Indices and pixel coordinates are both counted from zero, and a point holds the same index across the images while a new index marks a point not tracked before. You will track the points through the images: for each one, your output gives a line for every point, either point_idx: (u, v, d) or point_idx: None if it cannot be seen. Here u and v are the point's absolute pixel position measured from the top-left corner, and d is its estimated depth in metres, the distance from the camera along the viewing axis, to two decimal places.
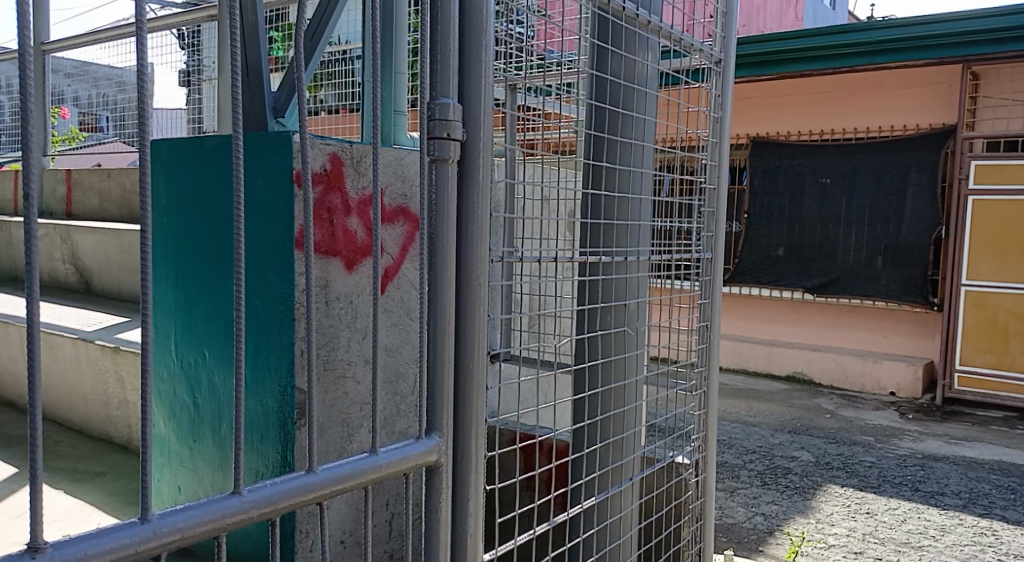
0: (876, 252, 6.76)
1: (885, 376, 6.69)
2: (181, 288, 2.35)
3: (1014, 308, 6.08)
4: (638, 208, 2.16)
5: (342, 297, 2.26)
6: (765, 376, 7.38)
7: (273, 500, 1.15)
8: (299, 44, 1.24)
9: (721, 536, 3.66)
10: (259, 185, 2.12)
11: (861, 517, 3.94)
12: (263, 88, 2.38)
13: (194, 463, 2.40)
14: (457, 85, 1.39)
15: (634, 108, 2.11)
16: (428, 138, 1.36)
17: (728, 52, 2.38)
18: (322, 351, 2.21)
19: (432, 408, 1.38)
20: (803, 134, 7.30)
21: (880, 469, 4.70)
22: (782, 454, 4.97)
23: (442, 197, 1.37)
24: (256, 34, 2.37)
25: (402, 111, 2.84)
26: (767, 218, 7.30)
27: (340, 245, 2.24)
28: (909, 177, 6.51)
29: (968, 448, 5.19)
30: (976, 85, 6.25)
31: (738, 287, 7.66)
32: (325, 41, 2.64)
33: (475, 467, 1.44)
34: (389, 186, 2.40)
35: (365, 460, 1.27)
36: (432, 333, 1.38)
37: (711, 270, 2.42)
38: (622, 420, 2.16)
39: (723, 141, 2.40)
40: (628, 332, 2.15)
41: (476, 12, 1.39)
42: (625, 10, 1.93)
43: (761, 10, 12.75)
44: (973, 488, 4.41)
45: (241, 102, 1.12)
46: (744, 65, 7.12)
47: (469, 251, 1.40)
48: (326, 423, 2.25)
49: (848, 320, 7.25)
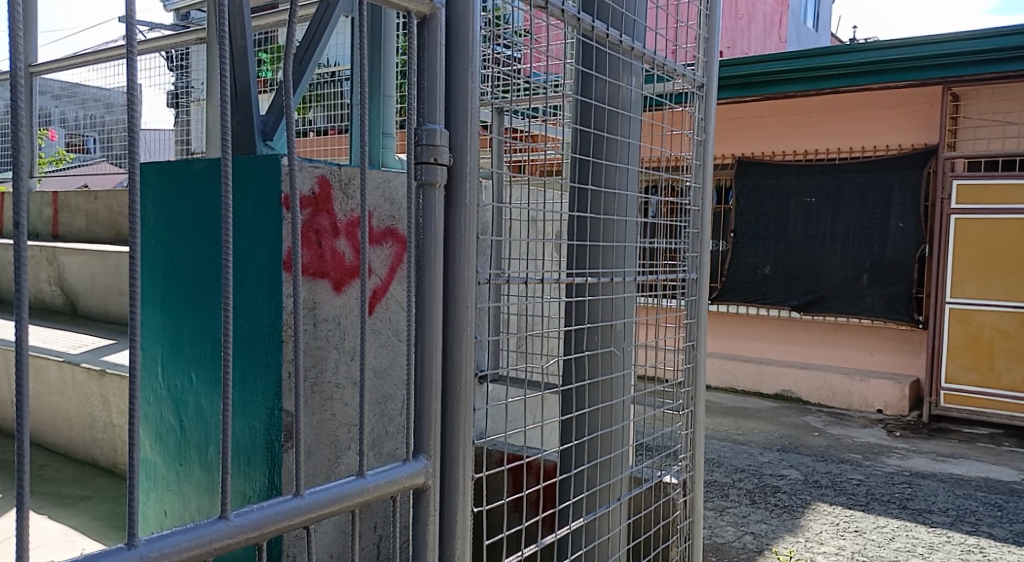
0: (861, 270, 6.81)
1: (872, 394, 6.72)
2: (167, 312, 2.35)
3: (998, 325, 6.12)
4: (624, 228, 2.18)
5: (330, 319, 2.26)
6: (753, 394, 7.41)
7: (260, 524, 1.15)
8: (289, 67, 1.25)
9: (710, 555, 3.66)
10: (248, 209, 2.13)
11: (850, 536, 3.94)
12: (252, 111, 2.39)
13: (180, 487, 2.38)
14: (444, 110, 1.40)
15: (618, 131, 2.15)
16: (416, 163, 1.37)
17: (710, 76, 2.41)
18: (309, 372, 2.21)
19: (420, 430, 1.39)
20: (788, 154, 7.37)
21: (868, 487, 4.71)
22: (770, 472, 4.98)
23: (429, 221, 1.38)
24: (245, 58, 2.40)
25: (391, 133, 2.86)
26: (753, 237, 7.36)
27: (329, 267, 2.25)
28: (892, 197, 6.58)
29: (955, 465, 5.21)
30: (956, 106, 6.33)
31: (725, 305, 7.70)
32: (315, 63, 2.65)
33: (462, 488, 1.44)
34: (377, 208, 2.42)
35: (351, 483, 1.27)
36: (420, 356, 1.39)
37: (697, 290, 2.44)
38: (611, 440, 2.17)
39: (707, 163, 2.42)
40: (615, 352, 2.18)
41: (461, 39, 1.40)
42: (608, 36, 1.96)
43: (744, 33, 12.93)
44: (960, 505, 4.42)
45: (229, 127, 1.13)
46: (729, 87, 7.19)
47: (456, 273, 1.41)
48: (313, 446, 2.25)
49: (835, 338, 7.29)
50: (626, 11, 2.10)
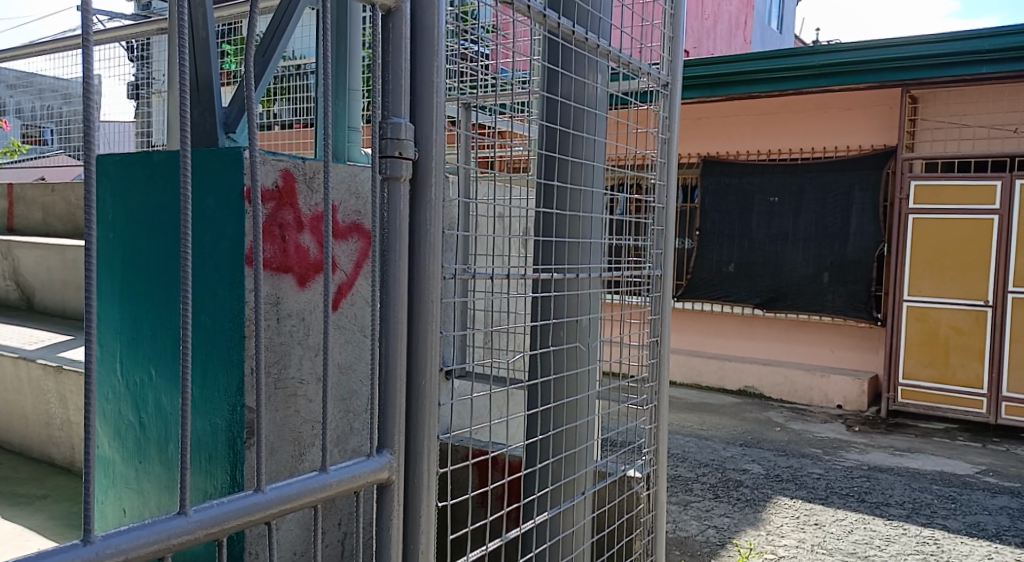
0: (822, 268, 6.93)
1: (832, 390, 6.85)
2: (126, 307, 2.31)
3: (954, 323, 6.23)
4: (590, 226, 2.20)
5: (294, 314, 2.24)
6: (717, 390, 7.50)
7: (220, 520, 1.13)
8: (251, 59, 1.23)
9: (674, 549, 3.69)
10: (208, 203, 2.11)
11: (810, 529, 4.01)
12: (214, 103, 2.35)
13: (140, 484, 2.34)
14: (409, 104, 1.40)
15: (584, 128, 2.16)
16: (380, 157, 1.37)
17: (675, 75, 2.44)
18: (273, 368, 2.19)
19: (384, 424, 1.38)
20: (751, 153, 7.47)
21: (828, 480, 4.80)
22: (733, 467, 5.05)
23: (395, 214, 1.37)
24: (205, 49, 2.36)
25: (356, 127, 2.85)
26: (718, 235, 7.45)
27: (293, 262, 2.23)
28: (853, 196, 6.70)
29: (911, 459, 5.33)
30: (915, 108, 6.46)
31: (690, 302, 7.79)
32: (279, 55, 2.61)
33: (427, 483, 1.43)
34: (343, 203, 2.40)
35: (315, 478, 1.26)
36: (384, 351, 1.38)
37: (662, 286, 2.46)
38: (574, 435, 2.18)
39: (671, 161, 2.44)
40: (580, 348, 2.19)
41: (427, 33, 1.40)
42: (574, 33, 1.97)
43: (710, 32, 13.05)
44: (916, 498, 4.52)
45: (190, 119, 1.11)
46: (694, 86, 7.25)
47: (423, 266, 1.41)
48: (276, 442, 2.22)
49: (796, 335, 7.41)
50: (592, 7, 2.11)
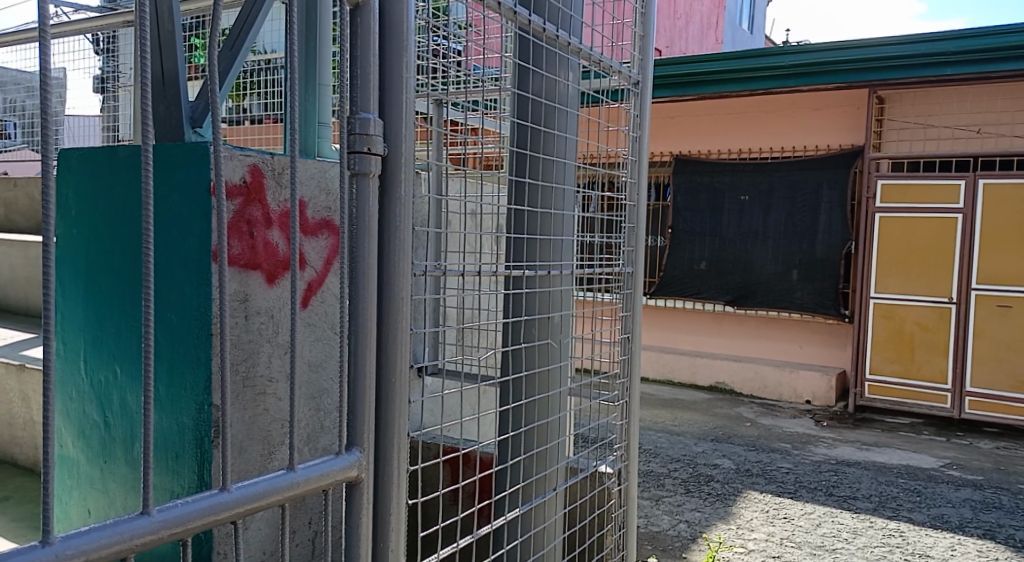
0: (791, 266, 7.01)
1: (801, 385, 6.94)
2: (91, 305, 2.28)
3: (919, 319, 6.32)
4: (561, 223, 2.20)
5: (263, 312, 2.22)
6: (688, 386, 7.56)
7: (185, 519, 1.12)
8: (214, 54, 1.21)
9: (646, 544, 3.72)
10: (174, 200, 2.08)
11: (779, 523, 4.06)
12: (181, 98, 2.32)
13: (105, 485, 2.31)
14: (378, 100, 1.39)
15: (555, 126, 2.17)
16: (348, 152, 1.36)
17: (645, 73, 2.45)
18: (240, 366, 2.17)
19: (353, 422, 1.37)
20: (722, 151, 7.54)
21: (797, 475, 4.87)
22: (704, 462, 5.09)
23: (364, 210, 1.36)
24: (171, 43, 2.33)
25: (326, 123, 2.83)
26: (689, 233, 7.51)
27: (261, 259, 2.21)
28: (821, 195, 6.79)
29: (877, 453, 5.41)
30: (881, 108, 6.56)
31: (662, 299, 7.84)
32: (247, 48, 2.57)
33: (397, 481, 1.43)
34: (313, 199, 2.38)
35: (282, 477, 1.25)
36: (353, 348, 1.37)
37: (633, 284, 2.47)
38: (546, 431, 2.18)
39: (642, 158, 2.46)
40: (551, 344, 2.19)
41: (396, 30, 1.39)
42: (545, 30, 1.97)
43: (682, 32, 13.15)
44: (882, 491, 4.60)
45: (151, 113, 1.09)
46: (666, 85, 7.29)
47: (392, 264, 1.41)
48: (244, 441, 2.20)
49: (766, 331, 7.50)
50: (562, 5, 2.11)
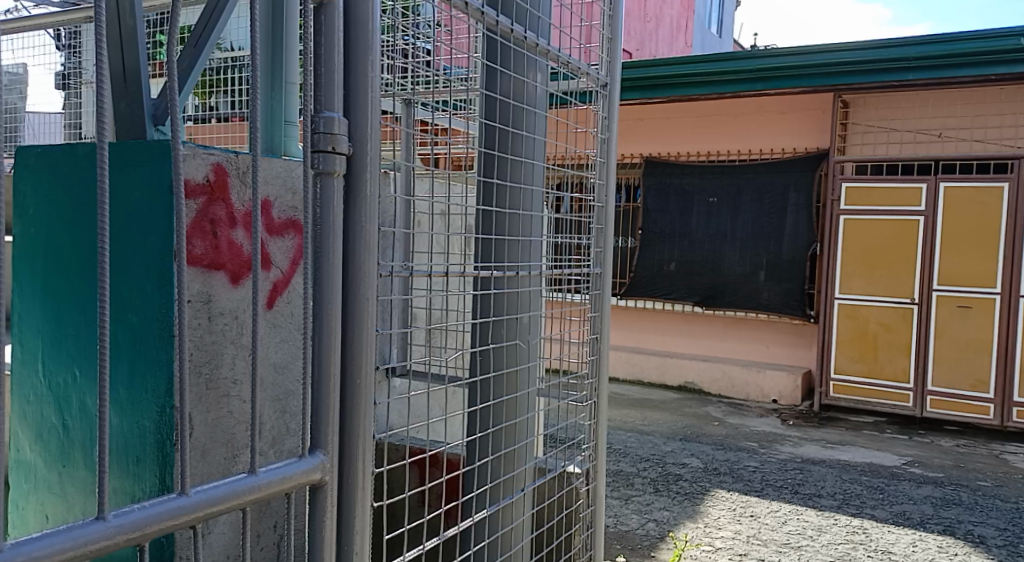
0: (758, 267, 7.09)
1: (767, 385, 7.02)
2: (49, 305, 2.23)
3: (883, 319, 6.43)
4: (529, 224, 2.20)
5: (227, 313, 2.19)
6: (657, 386, 7.61)
7: (142, 524, 1.10)
8: (174, 49, 1.19)
9: (615, 543, 3.74)
10: (136, 198, 2.05)
11: (746, 521, 4.11)
12: (142, 95, 2.28)
13: (63, 489, 2.27)
14: (343, 99, 1.38)
15: (524, 126, 2.17)
16: (312, 152, 1.34)
17: (614, 76, 2.46)
18: (203, 368, 2.14)
19: (317, 425, 1.36)
20: (691, 154, 7.60)
21: (763, 473, 4.92)
22: (673, 461, 5.13)
23: (328, 210, 1.35)
24: (134, 39, 2.29)
25: (293, 121, 2.81)
26: (659, 234, 7.56)
27: (225, 259, 2.18)
28: (788, 197, 6.88)
29: (841, 451, 5.49)
30: (846, 112, 6.66)
31: (632, 300, 7.89)
32: (213, 46, 2.53)
33: (361, 483, 1.42)
34: (279, 198, 2.36)
35: (243, 480, 1.23)
36: (317, 350, 1.36)
37: (601, 284, 2.48)
38: (515, 432, 2.18)
39: (611, 160, 2.47)
40: (520, 345, 2.19)
41: (361, 29, 1.38)
42: (512, 31, 1.97)
43: (653, 35, 13.24)
44: (846, 489, 4.67)
45: (107, 110, 1.07)
46: (635, 87, 7.34)
47: (358, 265, 1.39)
48: (208, 444, 2.17)
49: (734, 332, 7.58)
50: (530, 6, 2.11)
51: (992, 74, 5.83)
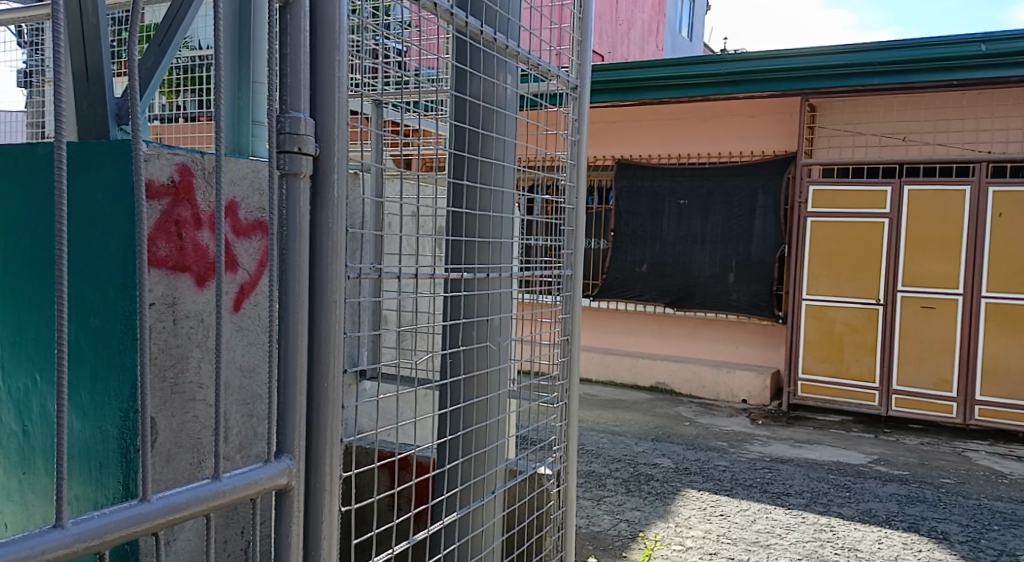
0: (728, 268, 7.16)
1: (737, 385, 7.09)
2: (9, 309, 2.19)
3: (848, 320, 6.51)
4: (499, 225, 2.20)
5: (192, 316, 2.16)
6: (629, 386, 7.65)
7: (102, 531, 1.08)
8: (134, 46, 1.17)
9: (587, 543, 3.76)
10: (99, 199, 2.02)
11: (716, 520, 4.14)
12: (105, 94, 2.25)
13: (24, 497, 2.23)
14: (309, 99, 1.37)
15: (494, 128, 2.17)
16: (278, 152, 1.33)
17: (583, 79, 2.47)
18: (168, 371, 2.11)
19: (283, 429, 1.35)
20: (662, 156, 7.66)
21: (733, 472, 4.97)
22: (644, 461, 5.16)
23: (294, 211, 1.34)
24: (96, 37, 2.25)
25: (262, 121, 2.78)
26: (630, 236, 7.60)
27: (191, 260, 2.16)
28: (756, 200, 6.95)
29: (809, 450, 5.56)
30: (813, 116, 6.76)
31: (604, 302, 7.92)
32: (178, 44, 2.49)
33: (329, 488, 1.41)
34: (246, 199, 2.33)
35: (207, 485, 1.22)
36: (283, 353, 1.34)
37: (572, 285, 2.49)
38: (485, 434, 2.18)
39: (581, 162, 2.47)
40: (490, 347, 2.19)
41: (326, 29, 1.37)
42: (482, 33, 1.97)
43: (624, 39, 13.32)
44: (814, 487, 4.72)
45: (64, 108, 1.05)
46: (607, 90, 7.38)
47: (325, 267, 1.38)
48: (173, 450, 2.15)
49: (704, 332, 7.64)
50: (500, 8, 2.12)
51: (955, 80, 5.94)
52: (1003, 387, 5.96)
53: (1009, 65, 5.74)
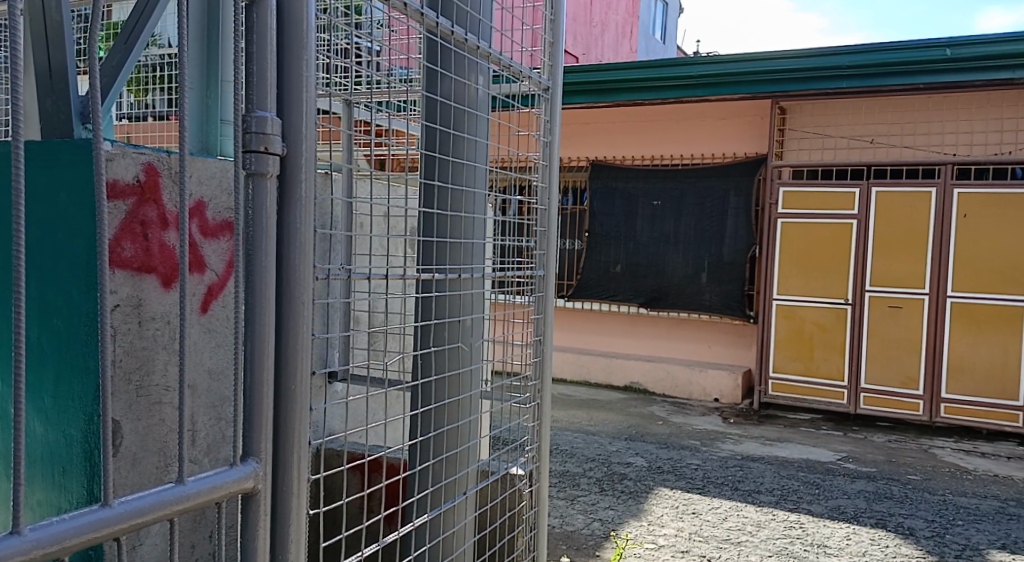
0: (700, 269, 7.21)
1: (709, 384, 7.15)
2: None
3: (818, 320, 6.59)
4: (471, 226, 2.20)
5: (157, 317, 2.14)
6: (603, 386, 7.68)
7: (61, 537, 1.06)
8: (95, 42, 1.15)
9: (561, 543, 3.76)
10: (62, 199, 1.98)
11: (688, 518, 4.17)
12: (70, 91, 2.20)
13: None
14: (276, 98, 1.36)
15: (464, 129, 2.16)
16: (243, 152, 1.32)
17: (555, 80, 2.47)
18: (133, 374, 2.09)
19: (249, 432, 1.33)
20: (636, 158, 7.70)
21: (705, 471, 5.01)
22: (618, 461, 5.18)
23: (260, 211, 1.32)
24: (61, 33, 2.23)
25: (229, 121, 2.74)
26: (603, 236, 7.63)
27: (157, 262, 2.13)
28: (728, 201, 7.02)
29: (780, 448, 5.62)
30: (784, 118, 6.83)
31: (578, 302, 7.94)
32: (145, 42, 2.46)
33: (296, 491, 1.40)
34: (214, 199, 2.31)
35: (170, 490, 1.20)
36: (249, 356, 1.33)
37: (545, 286, 2.49)
38: (457, 435, 2.17)
39: (553, 163, 2.48)
40: (462, 348, 2.19)
41: (294, 27, 1.36)
42: (453, 33, 1.97)
43: (599, 40, 13.38)
44: (784, 485, 4.78)
45: (20, 105, 1.03)
46: (580, 91, 7.40)
47: (292, 268, 1.37)
48: (139, 453, 2.12)
49: (677, 332, 7.70)
50: (471, 9, 2.11)
51: (920, 83, 6.04)
52: (968, 384, 6.06)
53: (973, 69, 5.85)
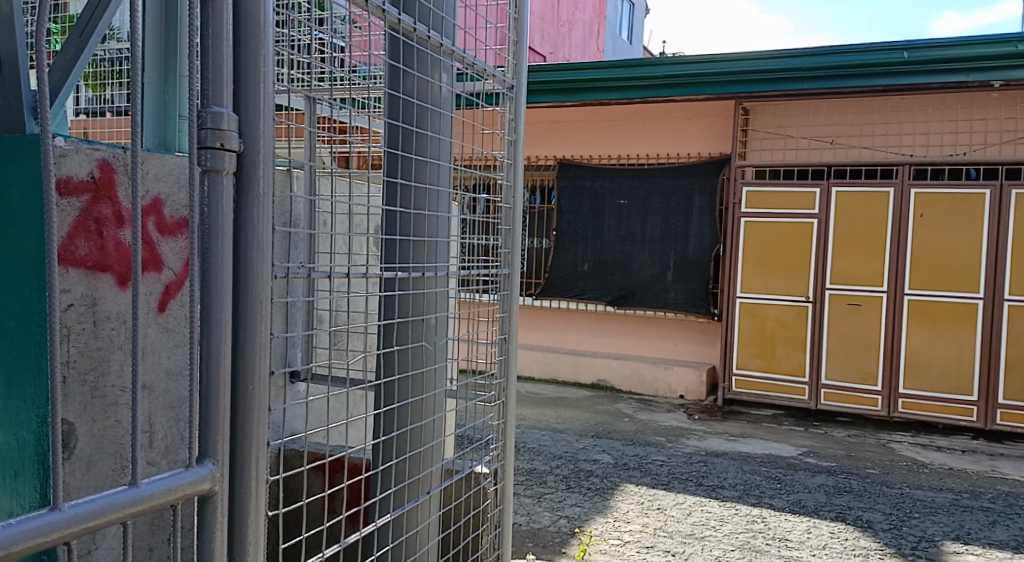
0: (666, 267, 7.27)
1: (674, 381, 7.21)
2: None
3: (780, 317, 6.68)
4: (434, 224, 2.19)
5: (113, 317, 2.10)
6: (570, 384, 7.70)
7: (7, 543, 1.04)
8: (42, 33, 1.12)
9: (527, 541, 3.77)
10: (13, 195, 1.94)
11: (653, 514, 4.20)
12: (21, 85, 2.16)
13: None
14: (232, 93, 1.34)
15: (428, 126, 2.14)
16: (198, 148, 1.30)
17: (520, 78, 2.47)
18: (87, 374, 2.05)
19: (205, 433, 1.31)
20: (603, 157, 7.74)
21: (670, 467, 5.05)
22: (585, 458, 5.20)
23: (217, 208, 1.31)
24: (11, 26, 2.17)
25: (186, 116, 2.69)
26: (570, 234, 7.66)
27: (112, 259, 2.09)
28: (693, 201, 7.08)
29: (743, 443, 5.69)
30: (747, 119, 6.93)
31: (546, 300, 7.96)
32: (98, 36, 2.40)
33: (255, 492, 1.39)
34: (171, 196, 2.27)
35: (122, 492, 1.18)
36: (205, 355, 1.31)
37: (510, 284, 2.48)
38: (420, 434, 2.16)
39: (518, 162, 2.48)
40: (425, 346, 2.17)
41: (251, 22, 1.35)
42: (415, 30, 1.96)
43: (566, 40, 13.42)
44: (747, 480, 4.83)
45: None
46: (546, 90, 7.42)
47: (249, 267, 1.36)
48: (93, 455, 2.09)
49: (642, 330, 7.75)
50: (433, 6, 2.10)
51: (879, 85, 6.15)
52: (924, 380, 6.19)
53: (929, 71, 5.96)
